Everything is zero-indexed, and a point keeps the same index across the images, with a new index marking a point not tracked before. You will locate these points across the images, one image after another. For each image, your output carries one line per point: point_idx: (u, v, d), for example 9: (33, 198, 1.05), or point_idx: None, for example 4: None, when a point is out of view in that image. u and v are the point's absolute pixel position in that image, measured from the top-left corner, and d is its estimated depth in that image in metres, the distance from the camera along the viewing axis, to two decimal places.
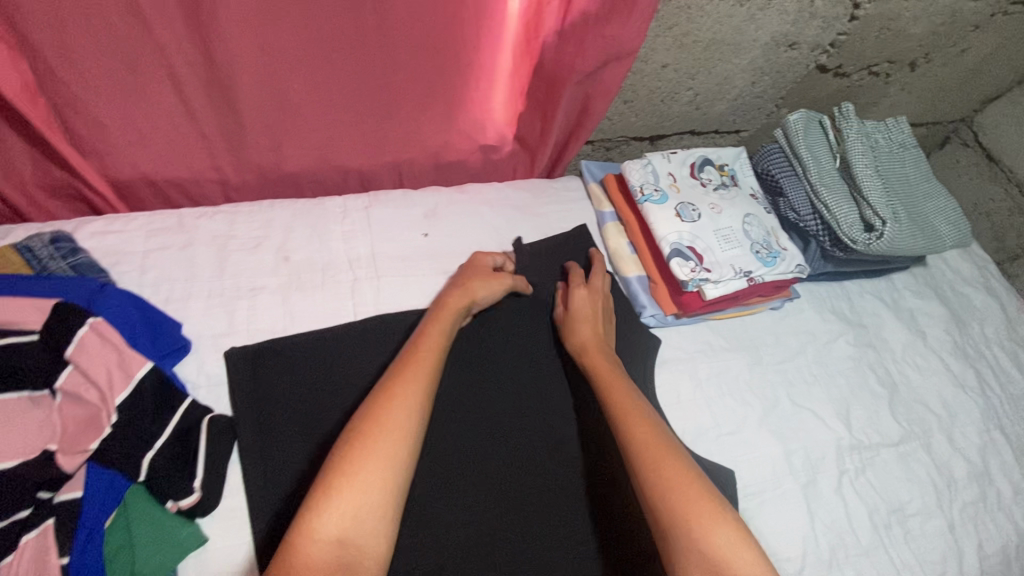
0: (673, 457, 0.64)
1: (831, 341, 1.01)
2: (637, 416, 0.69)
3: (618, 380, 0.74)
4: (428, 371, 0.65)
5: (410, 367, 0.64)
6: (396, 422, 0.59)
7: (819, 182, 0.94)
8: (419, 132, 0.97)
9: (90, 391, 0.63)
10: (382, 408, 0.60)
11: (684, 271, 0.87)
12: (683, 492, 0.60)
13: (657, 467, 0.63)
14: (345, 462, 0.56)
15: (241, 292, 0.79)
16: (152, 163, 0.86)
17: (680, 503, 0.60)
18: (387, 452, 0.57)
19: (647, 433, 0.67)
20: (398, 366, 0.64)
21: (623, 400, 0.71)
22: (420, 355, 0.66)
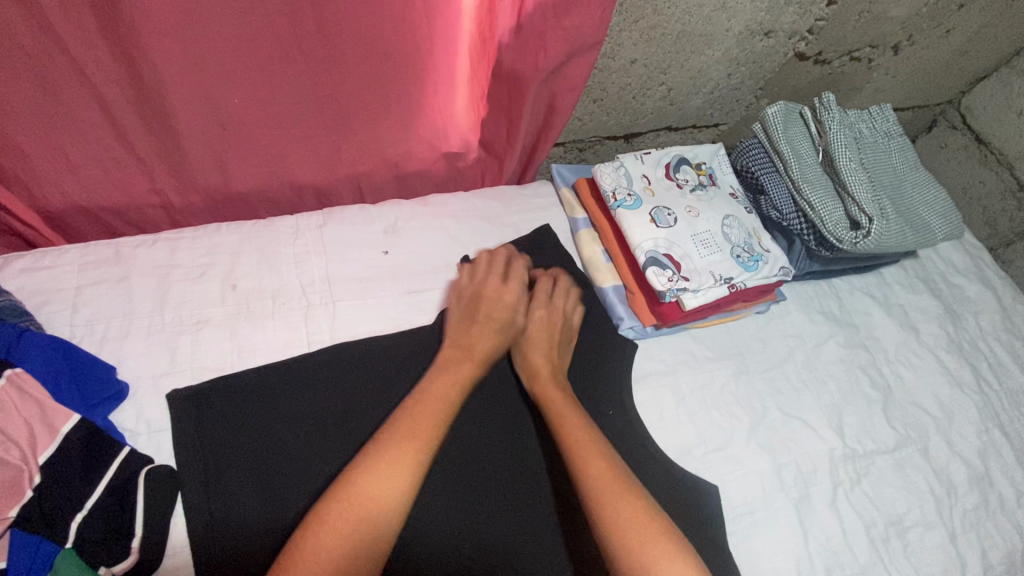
0: (624, 499, 0.63)
1: (820, 343, 0.97)
2: (589, 456, 0.67)
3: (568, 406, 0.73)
4: (431, 432, 0.64)
5: (412, 430, 0.63)
6: (390, 486, 0.59)
7: (800, 179, 0.89)
8: (376, 143, 0.91)
9: (11, 450, 0.57)
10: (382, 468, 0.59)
11: (661, 280, 0.81)
12: (634, 536, 0.61)
13: (605, 514, 0.63)
14: (328, 521, 0.56)
15: (184, 326, 0.73)
16: (85, 190, 0.80)
17: (630, 545, 0.60)
18: (376, 518, 0.57)
19: (598, 472, 0.65)
20: (401, 427, 0.63)
21: (577, 436, 0.69)
22: (423, 414, 0.65)
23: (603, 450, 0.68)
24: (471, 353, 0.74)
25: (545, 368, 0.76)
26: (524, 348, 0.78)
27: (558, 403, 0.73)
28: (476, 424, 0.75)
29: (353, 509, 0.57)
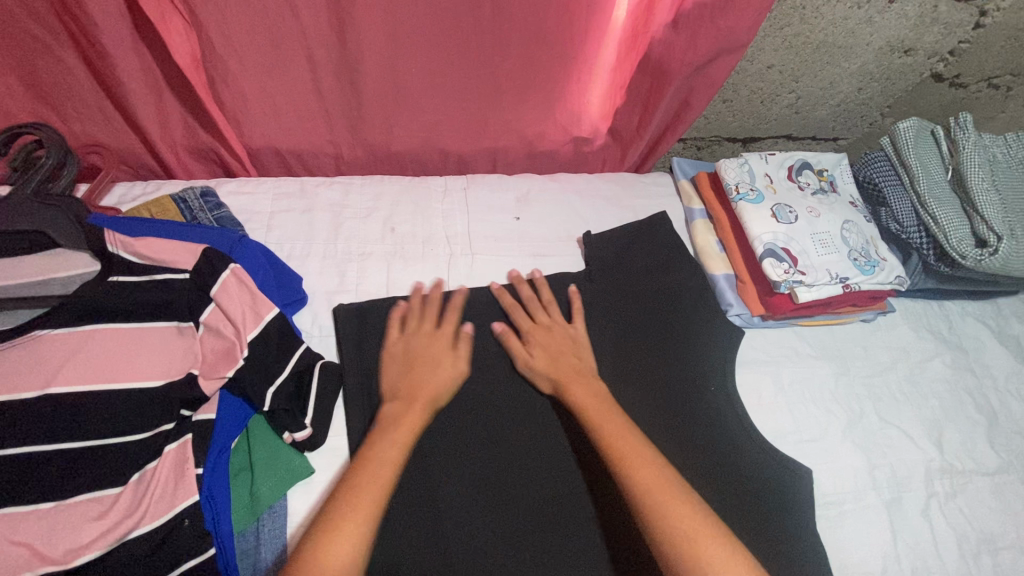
0: (672, 496, 0.64)
1: (925, 360, 0.97)
2: (634, 454, 0.67)
3: (598, 401, 0.73)
4: (372, 496, 0.60)
5: (358, 503, 0.59)
6: (343, 546, 0.56)
7: (927, 193, 0.90)
8: (518, 121, 1.01)
9: (227, 327, 0.71)
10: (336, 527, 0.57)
11: (778, 272, 0.86)
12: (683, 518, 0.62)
13: (654, 508, 0.63)
14: None
15: (352, 255, 0.86)
16: (281, 135, 0.94)
17: (686, 534, 0.61)
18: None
19: (643, 467, 0.66)
20: (345, 494, 0.60)
21: (621, 440, 0.68)
22: (370, 466, 0.63)
23: (641, 445, 0.69)
24: (415, 405, 0.70)
25: (569, 371, 0.76)
26: (540, 369, 0.77)
27: (591, 405, 0.73)
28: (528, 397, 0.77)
29: None
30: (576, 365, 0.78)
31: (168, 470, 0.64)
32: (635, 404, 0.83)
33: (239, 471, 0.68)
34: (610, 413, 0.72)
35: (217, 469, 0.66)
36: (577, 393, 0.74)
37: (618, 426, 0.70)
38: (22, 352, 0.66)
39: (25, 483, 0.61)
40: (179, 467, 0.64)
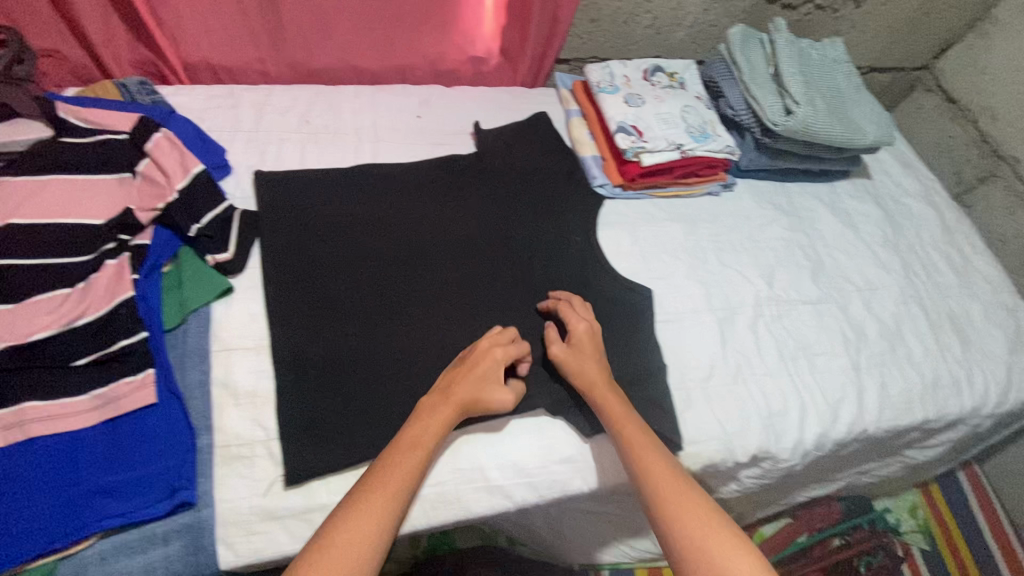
0: (689, 501, 0.69)
1: (765, 223, 1.17)
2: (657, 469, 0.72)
3: (630, 420, 0.78)
4: (398, 484, 0.67)
5: (387, 482, 0.67)
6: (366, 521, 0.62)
7: (749, 79, 1.11)
8: (421, 42, 1.20)
9: (160, 176, 0.87)
10: (358, 502, 0.64)
11: (625, 141, 1.05)
12: (700, 533, 0.65)
13: (678, 523, 0.67)
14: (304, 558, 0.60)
15: (272, 140, 1.03)
16: (213, 51, 1.11)
17: (706, 552, 0.64)
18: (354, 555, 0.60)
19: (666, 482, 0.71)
20: (371, 486, 0.66)
21: (651, 458, 0.74)
22: (401, 454, 0.70)
23: (666, 461, 0.73)
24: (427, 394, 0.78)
25: (597, 378, 0.82)
26: (564, 362, 0.84)
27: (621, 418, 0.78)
28: (439, 285, 0.93)
29: (321, 549, 0.60)
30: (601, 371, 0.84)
31: (108, 278, 0.79)
32: (511, 252, 1.00)
33: (169, 286, 0.84)
34: (642, 432, 0.77)
35: (150, 280, 0.81)
36: (610, 406, 0.79)
37: (651, 447, 0.75)
38: None
39: None
40: (117, 275, 0.80)
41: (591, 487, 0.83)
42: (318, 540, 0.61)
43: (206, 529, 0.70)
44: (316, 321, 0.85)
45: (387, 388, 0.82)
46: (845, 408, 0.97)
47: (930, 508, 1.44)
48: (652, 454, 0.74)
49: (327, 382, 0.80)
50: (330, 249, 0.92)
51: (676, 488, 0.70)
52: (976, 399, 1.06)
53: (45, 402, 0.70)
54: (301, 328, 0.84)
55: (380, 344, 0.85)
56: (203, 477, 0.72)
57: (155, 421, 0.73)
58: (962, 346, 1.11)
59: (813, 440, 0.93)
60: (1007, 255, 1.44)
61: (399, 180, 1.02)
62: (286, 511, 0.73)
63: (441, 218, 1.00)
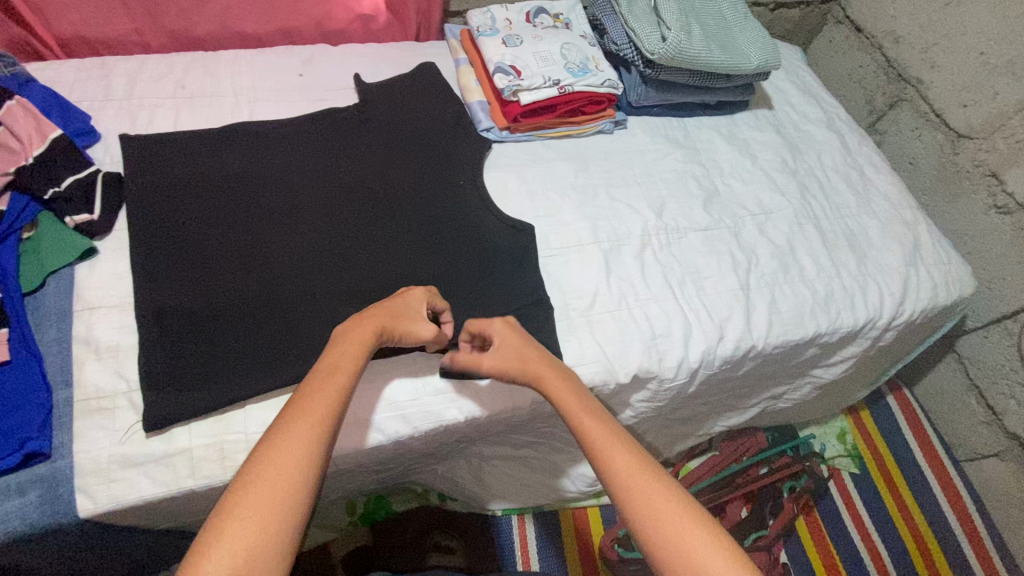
0: (641, 471, 0.64)
1: (658, 157, 1.16)
2: (622, 459, 0.65)
3: (577, 395, 0.74)
4: (324, 410, 0.62)
5: (308, 411, 0.62)
6: (292, 461, 0.58)
7: (626, 11, 1.10)
8: (301, 2, 1.18)
9: (14, 142, 0.86)
10: (278, 437, 0.59)
11: (503, 81, 1.05)
12: (652, 504, 0.61)
13: (629, 496, 0.63)
14: (235, 497, 0.55)
15: (145, 105, 1.02)
16: (87, 24, 1.10)
17: (658, 525, 0.60)
18: (282, 499, 0.56)
19: (625, 463, 0.65)
20: (293, 414, 0.61)
21: (597, 428, 0.69)
22: (324, 380, 0.65)
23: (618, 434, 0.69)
24: (365, 323, 0.73)
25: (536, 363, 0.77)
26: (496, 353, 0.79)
27: (571, 399, 0.73)
28: (314, 232, 0.92)
29: (257, 479, 0.56)
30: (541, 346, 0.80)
31: None
32: (392, 194, 0.99)
33: (27, 251, 0.83)
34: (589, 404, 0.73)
35: (6, 247, 0.81)
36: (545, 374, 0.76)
37: (596, 418, 0.70)
38: None
39: None
40: None
41: (466, 415, 0.85)
42: (236, 485, 0.56)
43: (63, 479, 0.70)
44: (182, 274, 0.84)
45: (258, 333, 0.81)
46: (732, 326, 0.97)
47: (860, 433, 1.45)
48: (599, 425, 0.69)
49: (190, 333, 0.80)
50: (198, 205, 0.90)
51: (627, 457, 0.65)
52: (871, 310, 1.07)
53: None
54: (166, 284, 0.82)
55: (247, 291, 0.84)
56: (60, 429, 0.72)
57: (11, 378, 0.73)
58: (858, 262, 1.10)
59: (697, 358, 0.94)
60: (918, 178, 1.44)
61: (275, 136, 1.01)
62: (147, 457, 0.73)
63: (316, 167, 0.99)
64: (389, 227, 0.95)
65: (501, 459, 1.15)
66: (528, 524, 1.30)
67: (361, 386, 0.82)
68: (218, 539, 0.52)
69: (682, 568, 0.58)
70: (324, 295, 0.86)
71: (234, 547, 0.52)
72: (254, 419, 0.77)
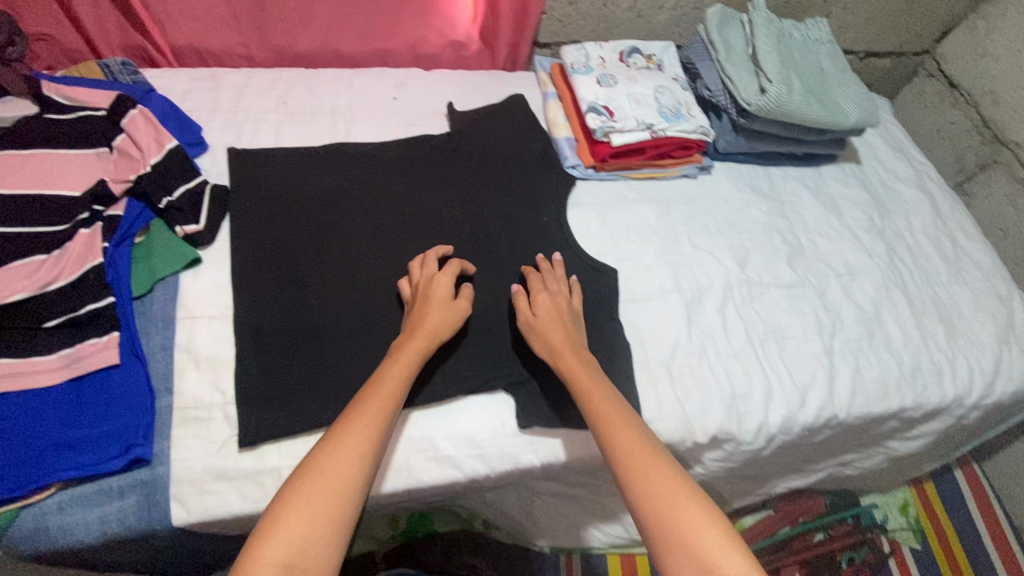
0: (652, 462, 0.68)
1: (742, 207, 1.14)
2: (638, 451, 0.69)
3: (597, 385, 0.78)
4: (377, 414, 0.69)
5: (364, 416, 0.68)
6: (349, 457, 0.64)
7: (724, 60, 1.10)
8: (399, 26, 1.21)
9: (135, 152, 0.90)
10: (336, 438, 0.66)
11: (595, 121, 1.05)
12: (659, 493, 0.65)
13: (639, 483, 0.67)
14: (293, 489, 0.62)
15: (248, 118, 1.05)
16: (199, 36, 1.15)
17: (661, 507, 0.64)
18: (334, 495, 0.62)
19: (640, 458, 0.69)
20: (349, 415, 0.68)
21: (613, 416, 0.74)
22: (381, 386, 0.72)
23: (637, 429, 0.72)
24: (415, 332, 0.79)
25: (564, 346, 0.82)
26: (540, 327, 0.84)
27: (592, 389, 0.77)
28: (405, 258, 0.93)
29: (316, 474, 0.62)
30: (572, 337, 0.84)
31: (80, 247, 0.82)
32: (478, 228, 1.00)
33: (139, 256, 0.87)
34: (607, 393, 0.77)
35: (120, 249, 0.85)
36: (571, 363, 0.80)
37: (613, 407, 0.75)
38: None
39: None
40: (89, 243, 0.83)
41: (542, 461, 0.84)
42: (295, 477, 0.63)
43: (161, 486, 0.73)
44: (281, 290, 0.86)
45: (348, 355, 0.83)
46: (814, 393, 0.95)
47: (923, 506, 1.39)
48: (614, 416, 0.74)
49: (284, 349, 0.82)
50: (297, 222, 0.93)
51: (641, 447, 0.70)
52: (959, 387, 1.02)
53: (16, 360, 0.75)
54: (270, 298, 0.86)
55: (340, 313, 0.86)
56: (160, 437, 0.75)
57: (119, 382, 0.76)
58: (947, 334, 1.06)
59: (777, 422, 0.91)
60: (1007, 245, 1.37)
61: (370, 159, 1.03)
62: (238, 472, 0.75)
63: (407, 194, 1.01)
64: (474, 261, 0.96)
65: (556, 498, 1.13)
66: (574, 569, 1.30)
67: (443, 420, 0.83)
68: (276, 530, 0.58)
69: (684, 555, 0.62)
70: (412, 323, 0.88)
71: (293, 536, 0.58)
72: None
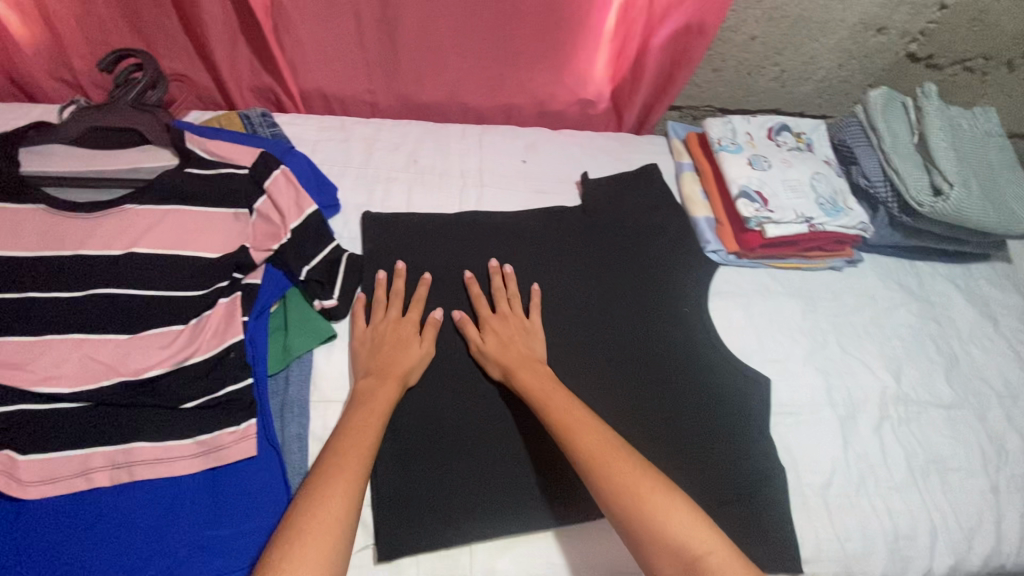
0: (628, 469, 0.68)
1: (891, 307, 1.05)
2: (620, 467, 0.68)
3: (559, 396, 0.77)
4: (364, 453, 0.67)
5: (348, 457, 0.66)
6: (333, 501, 0.61)
7: (892, 151, 1.01)
8: (530, 80, 1.15)
9: (275, 216, 0.86)
10: (319, 489, 0.62)
11: (749, 210, 0.97)
12: (645, 499, 0.65)
13: (625, 495, 0.66)
14: (283, 545, 0.58)
15: (379, 178, 1.01)
16: (328, 81, 1.11)
17: (648, 514, 0.64)
18: (324, 542, 0.58)
19: (621, 471, 0.67)
20: (334, 460, 0.65)
21: (578, 428, 0.72)
22: (357, 430, 0.69)
23: (604, 434, 0.72)
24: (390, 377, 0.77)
25: (517, 362, 0.81)
26: (494, 354, 0.83)
27: (561, 404, 0.75)
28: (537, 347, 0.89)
29: (306, 522, 0.59)
30: (526, 354, 0.83)
31: (219, 317, 0.80)
32: (609, 317, 0.94)
33: (275, 329, 0.83)
34: (570, 402, 0.76)
35: (259, 321, 0.81)
36: (527, 380, 0.78)
37: (580, 416, 0.74)
38: (112, 220, 0.80)
39: (111, 316, 0.76)
40: (228, 315, 0.80)
41: None
42: (280, 535, 0.59)
43: None
44: (413, 378, 0.83)
45: (486, 463, 0.78)
46: (982, 538, 0.85)
47: None
48: (582, 426, 0.72)
49: (418, 445, 0.78)
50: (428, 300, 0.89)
51: (626, 462, 0.69)
52: None
53: (151, 445, 0.71)
54: (405, 393, 0.81)
55: (474, 408, 0.81)
56: None
57: (256, 477, 0.72)
58: None
59: (943, 572, 0.83)
60: None
61: (500, 231, 0.99)
62: None
63: (536, 279, 0.95)
64: (605, 355, 0.90)
65: None
66: None
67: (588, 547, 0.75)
68: None
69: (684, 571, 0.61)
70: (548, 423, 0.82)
71: None
72: (480, 565, 0.72)
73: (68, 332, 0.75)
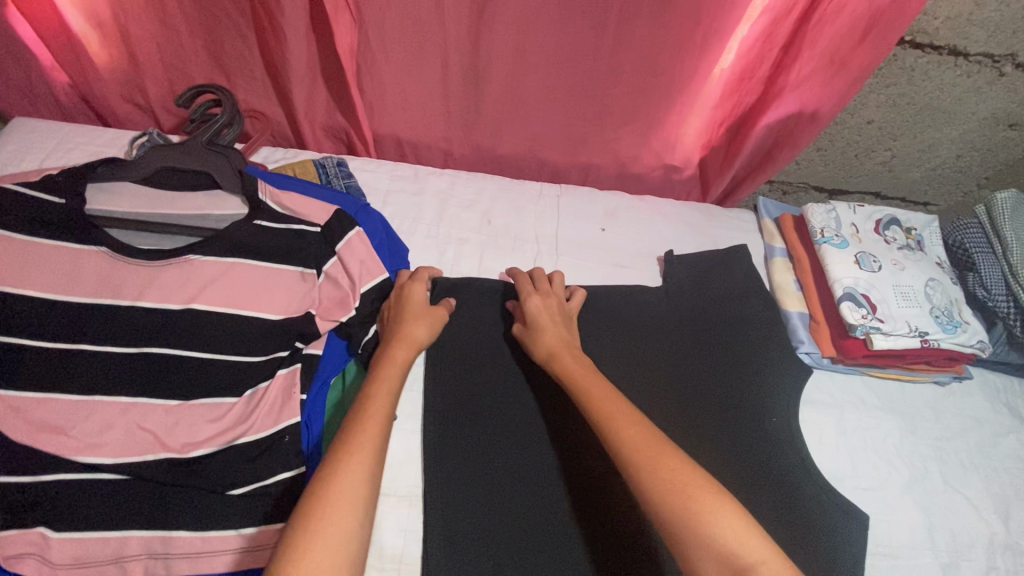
0: (674, 461, 0.61)
1: (1000, 434, 0.94)
2: (668, 464, 0.60)
3: (598, 382, 0.71)
4: (376, 431, 0.61)
5: (364, 434, 0.60)
6: (346, 483, 0.55)
7: (1020, 265, 0.91)
8: (617, 142, 1.07)
9: (344, 281, 0.80)
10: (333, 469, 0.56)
11: (855, 316, 0.88)
12: (688, 493, 0.58)
13: (668, 487, 0.58)
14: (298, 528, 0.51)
15: (451, 239, 0.95)
16: (404, 126, 1.05)
17: (695, 513, 0.56)
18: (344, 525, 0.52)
19: (666, 466, 0.60)
20: (342, 442, 0.59)
21: (616, 412, 0.66)
22: (371, 407, 0.64)
23: (644, 422, 0.65)
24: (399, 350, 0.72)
25: (562, 346, 0.77)
26: (535, 338, 0.78)
27: (598, 392, 0.69)
28: None
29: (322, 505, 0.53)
30: (569, 339, 0.78)
31: (277, 390, 0.75)
32: (686, 414, 0.84)
33: (332, 406, 0.78)
34: (603, 387, 0.70)
35: (317, 398, 0.76)
36: (568, 365, 0.74)
37: (616, 402, 0.68)
38: (175, 271, 0.74)
39: (163, 379, 0.71)
40: (286, 390, 0.75)
41: None
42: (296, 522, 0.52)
43: None
44: (470, 470, 0.74)
45: None
46: None
47: None
48: (619, 412, 0.66)
49: (471, 551, 0.68)
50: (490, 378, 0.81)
51: (674, 459, 0.61)
52: None
53: (194, 533, 0.65)
54: (460, 490, 0.72)
55: (535, 510, 0.72)
56: None
57: None
58: None
59: None
60: None
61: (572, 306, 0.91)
62: None
63: (608, 365, 0.87)
64: None
65: None
66: None
67: None
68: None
69: None
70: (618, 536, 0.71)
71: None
72: None
73: (116, 393, 0.69)
